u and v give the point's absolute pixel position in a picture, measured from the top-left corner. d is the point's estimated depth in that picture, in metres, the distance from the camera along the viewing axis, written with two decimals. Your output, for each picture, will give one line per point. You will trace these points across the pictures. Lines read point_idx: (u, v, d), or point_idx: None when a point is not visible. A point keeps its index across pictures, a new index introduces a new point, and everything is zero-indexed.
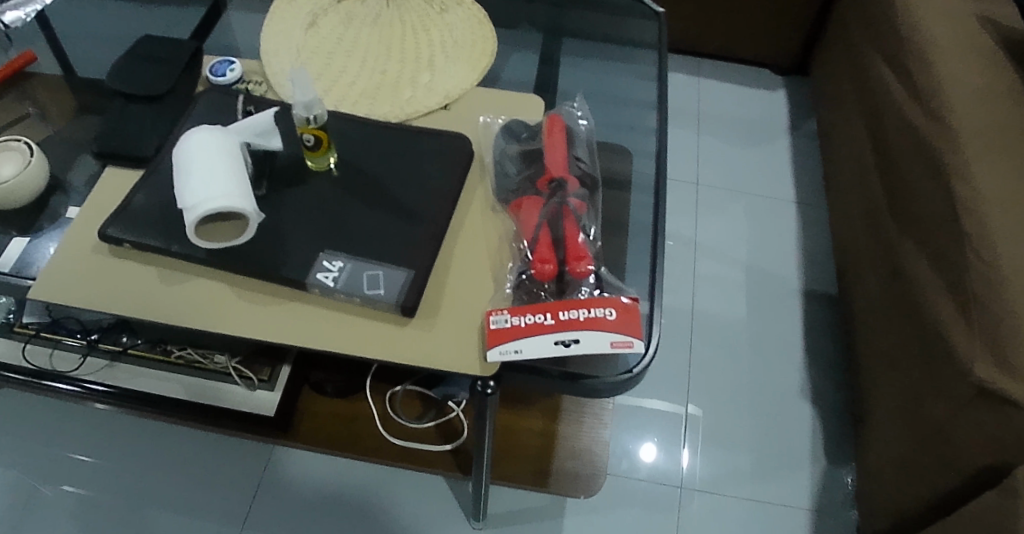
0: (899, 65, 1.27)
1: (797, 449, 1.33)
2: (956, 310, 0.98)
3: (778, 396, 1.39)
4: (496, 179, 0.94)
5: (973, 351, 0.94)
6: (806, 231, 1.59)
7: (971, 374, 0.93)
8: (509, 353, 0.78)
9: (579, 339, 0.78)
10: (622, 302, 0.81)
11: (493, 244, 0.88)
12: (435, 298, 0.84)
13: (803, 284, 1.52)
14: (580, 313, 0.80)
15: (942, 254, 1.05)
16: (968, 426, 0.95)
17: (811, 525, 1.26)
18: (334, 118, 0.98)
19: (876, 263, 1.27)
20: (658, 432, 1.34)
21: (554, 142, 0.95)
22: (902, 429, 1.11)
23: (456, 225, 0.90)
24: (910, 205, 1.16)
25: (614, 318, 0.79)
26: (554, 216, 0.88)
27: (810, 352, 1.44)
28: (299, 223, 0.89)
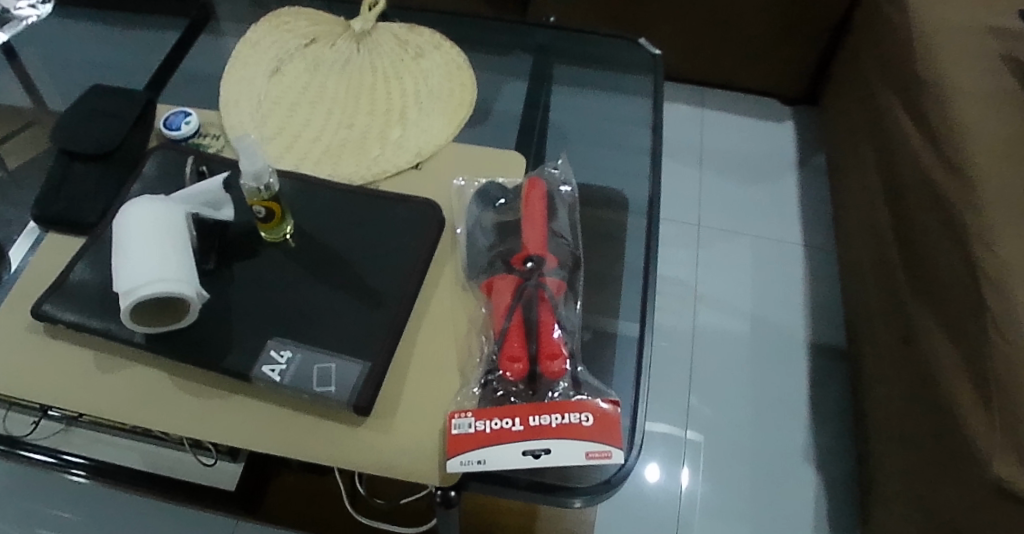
0: (915, 110, 1.18)
1: (801, 518, 1.24)
2: (977, 397, 0.88)
3: (781, 459, 1.30)
4: (468, 254, 0.86)
5: (994, 449, 0.83)
6: (813, 276, 1.50)
7: (993, 476, 0.82)
8: (471, 464, 0.70)
9: (550, 449, 0.70)
10: (600, 405, 0.72)
11: (461, 331, 0.80)
12: (393, 394, 0.76)
13: (809, 335, 1.43)
14: (553, 419, 0.71)
15: (957, 326, 0.95)
16: (984, 530, 0.85)
17: None
18: (295, 182, 0.90)
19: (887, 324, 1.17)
20: (660, 451, 1.30)
21: (530, 211, 0.85)
22: (909, 516, 1.01)
23: (421, 307, 0.82)
24: (924, 266, 1.06)
25: (591, 425, 0.71)
26: (528, 301, 0.78)
27: (817, 410, 1.35)
28: (248, 304, 0.81)
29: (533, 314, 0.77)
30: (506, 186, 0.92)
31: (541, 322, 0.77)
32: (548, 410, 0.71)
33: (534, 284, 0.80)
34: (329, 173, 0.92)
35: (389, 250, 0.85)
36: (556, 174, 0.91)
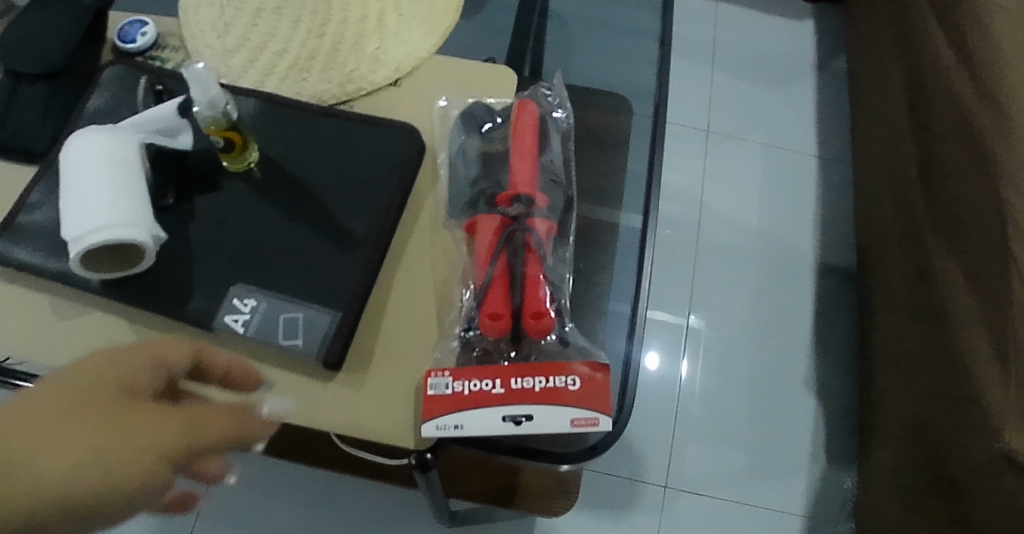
0: (950, 18, 1.06)
1: (796, 445, 1.23)
2: (992, 353, 0.84)
3: (780, 385, 1.27)
4: (449, 186, 0.79)
5: (1006, 413, 0.80)
6: (825, 191, 1.41)
7: (1001, 441, 0.79)
8: (448, 429, 0.65)
9: (532, 415, 0.65)
10: (588, 368, 0.67)
11: (439, 277, 0.74)
12: (366, 345, 0.71)
13: (817, 255, 1.36)
14: (536, 382, 0.66)
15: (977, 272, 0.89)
16: (984, 490, 0.82)
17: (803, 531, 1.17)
18: (260, 103, 0.81)
19: (903, 254, 1.11)
20: (660, 338, 1.30)
21: (523, 143, 0.74)
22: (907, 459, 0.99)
23: (396, 248, 0.76)
24: (947, 201, 0.98)
25: (577, 389, 0.66)
26: (513, 251, 0.70)
27: (819, 333, 1.31)
28: (211, 244, 0.74)
29: (518, 266, 0.69)
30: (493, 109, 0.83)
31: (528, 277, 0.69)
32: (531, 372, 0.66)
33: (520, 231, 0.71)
34: (297, 91, 0.83)
35: (363, 183, 0.77)
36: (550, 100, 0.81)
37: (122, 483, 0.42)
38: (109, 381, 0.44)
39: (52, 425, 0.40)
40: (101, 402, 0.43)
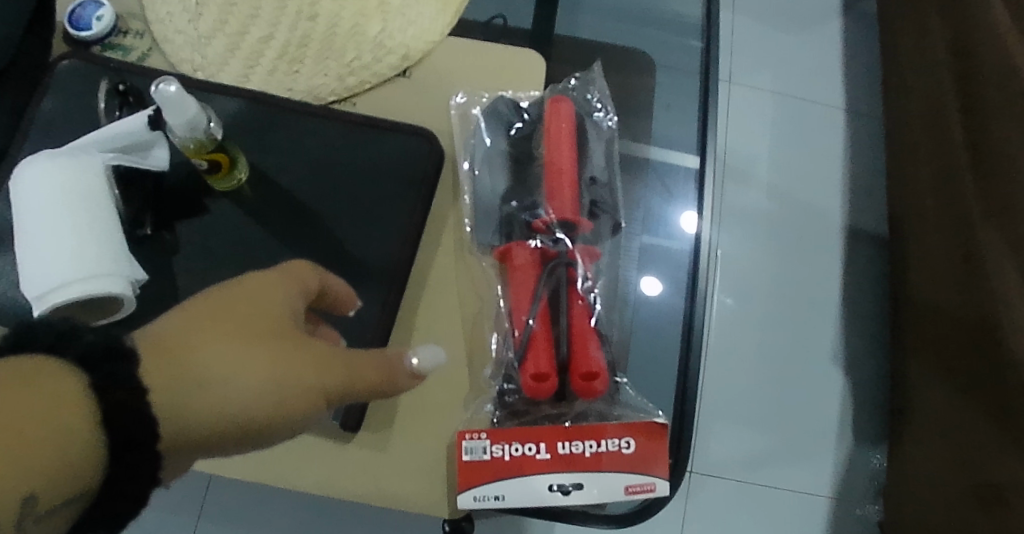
0: None
1: (824, 423, 1.18)
2: None
3: (807, 359, 1.21)
4: (474, 204, 0.68)
5: None
6: (853, 148, 1.32)
7: None
8: (487, 500, 0.58)
9: (582, 484, 0.58)
10: (645, 426, 0.59)
11: (467, 320, 0.65)
12: (389, 397, 0.62)
13: (844, 218, 1.28)
14: (587, 446, 0.58)
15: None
16: None
17: (831, 511, 1.14)
18: (247, 104, 0.69)
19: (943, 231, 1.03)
20: None
21: (558, 153, 0.64)
22: (946, 459, 0.96)
23: (415, 284, 0.67)
24: (1005, 191, 0.90)
25: (633, 452, 0.58)
26: (555, 288, 0.61)
27: (847, 303, 1.24)
28: (205, 281, 0.64)
29: (562, 306, 0.61)
30: (521, 105, 0.71)
31: (575, 319, 0.60)
32: (581, 435, 0.58)
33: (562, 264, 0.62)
34: (290, 88, 0.71)
35: (376, 207, 0.68)
36: (591, 97, 0.71)
37: (284, 414, 0.43)
38: (269, 309, 0.45)
39: (236, 347, 0.42)
40: (265, 335, 0.44)
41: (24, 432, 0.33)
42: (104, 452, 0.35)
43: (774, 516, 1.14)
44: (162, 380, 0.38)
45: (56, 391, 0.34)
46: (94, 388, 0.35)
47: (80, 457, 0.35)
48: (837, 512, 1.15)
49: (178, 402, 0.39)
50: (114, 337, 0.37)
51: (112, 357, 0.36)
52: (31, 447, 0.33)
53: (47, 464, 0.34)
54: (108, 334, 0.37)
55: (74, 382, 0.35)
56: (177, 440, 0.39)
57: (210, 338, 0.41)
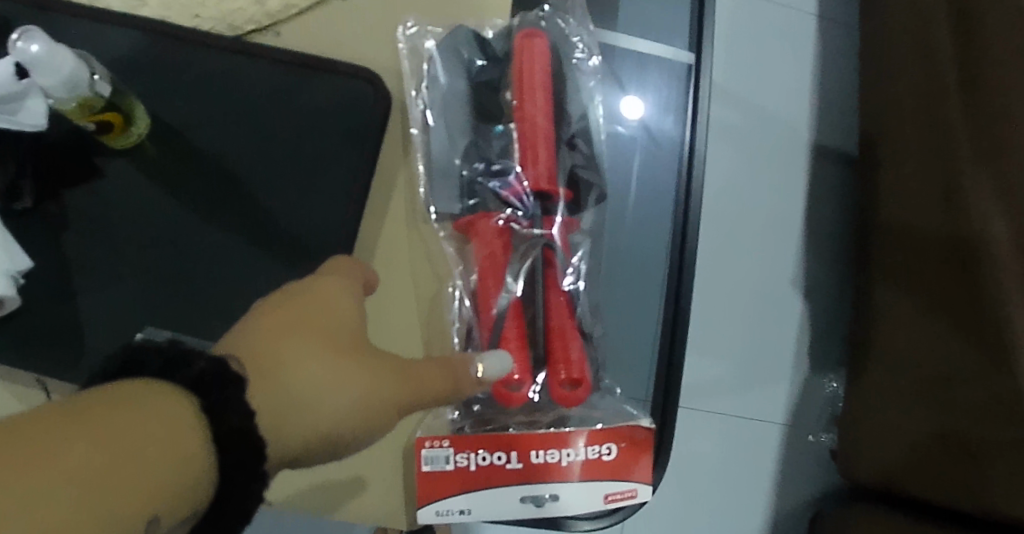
0: None
1: (782, 351, 1.13)
2: None
3: (768, 284, 1.14)
4: (430, 164, 0.58)
5: None
6: (829, 54, 1.20)
7: None
8: (451, 513, 0.53)
9: (557, 495, 0.53)
10: (629, 431, 0.53)
11: (423, 305, 0.58)
12: None
13: (814, 135, 1.18)
14: (564, 455, 0.52)
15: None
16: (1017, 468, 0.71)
17: (784, 440, 1.12)
18: (146, 40, 0.56)
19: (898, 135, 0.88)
20: None
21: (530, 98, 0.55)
22: (897, 397, 0.84)
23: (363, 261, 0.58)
24: (979, 104, 0.77)
25: (615, 459, 0.53)
26: (528, 273, 0.54)
27: (813, 227, 1.16)
28: (100, 260, 0.54)
29: (538, 294, 0.54)
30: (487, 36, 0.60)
31: (553, 312, 0.54)
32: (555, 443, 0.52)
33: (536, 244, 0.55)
34: (197, 14, 0.58)
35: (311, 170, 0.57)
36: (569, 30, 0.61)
37: (373, 426, 0.43)
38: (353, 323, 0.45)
39: (329, 356, 0.42)
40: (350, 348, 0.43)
41: (140, 458, 0.32)
42: (218, 468, 0.35)
43: (729, 438, 1.12)
44: (264, 392, 0.39)
45: (168, 415, 0.34)
46: (205, 407, 0.35)
47: (196, 479, 0.34)
48: (791, 439, 1.12)
49: (279, 416, 0.39)
50: (221, 359, 0.37)
51: (219, 377, 0.36)
52: (150, 472, 0.32)
53: (164, 488, 0.33)
54: (215, 358, 0.38)
55: (188, 406, 0.35)
56: (280, 455, 0.39)
57: (304, 347, 0.41)
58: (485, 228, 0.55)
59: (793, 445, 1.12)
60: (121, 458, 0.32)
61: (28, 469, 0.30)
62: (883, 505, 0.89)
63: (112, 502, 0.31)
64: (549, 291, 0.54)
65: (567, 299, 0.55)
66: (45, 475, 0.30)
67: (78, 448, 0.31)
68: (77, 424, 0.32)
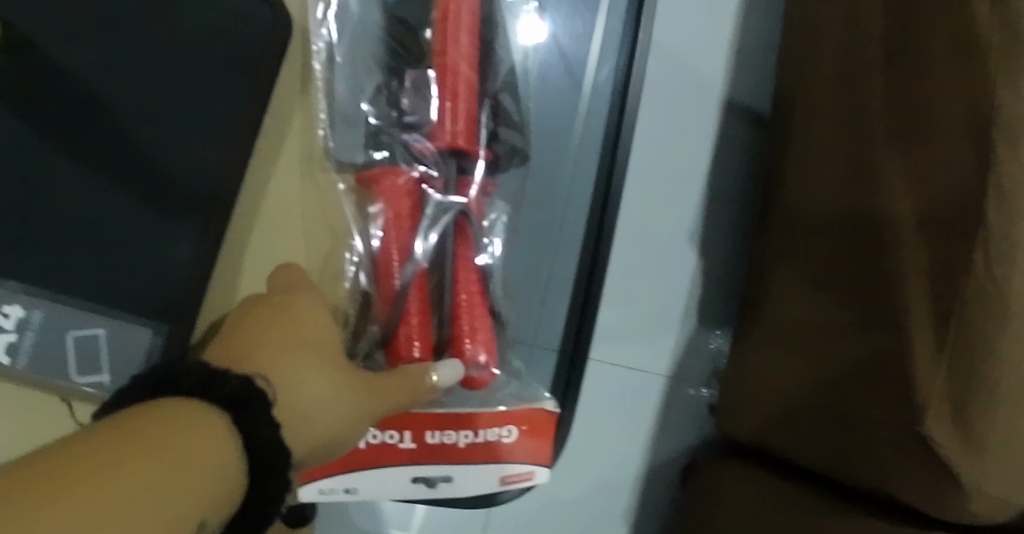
0: None
1: (671, 301, 1.12)
2: (931, 293, 0.67)
3: (665, 233, 1.12)
4: (342, 100, 0.65)
5: (932, 378, 0.65)
6: (749, 6, 1.17)
7: (918, 414, 0.65)
8: (337, 491, 0.60)
9: (450, 476, 0.62)
10: (527, 415, 0.64)
11: (316, 259, 0.64)
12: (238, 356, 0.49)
13: (725, 87, 1.16)
14: (462, 437, 0.62)
15: (937, 197, 0.68)
16: (877, 440, 0.70)
17: (665, 390, 1.11)
18: None
19: (821, 98, 0.86)
20: None
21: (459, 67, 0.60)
22: (778, 368, 0.84)
23: (257, 182, 0.63)
24: (901, 69, 0.74)
25: (511, 441, 0.63)
26: (436, 245, 0.62)
27: (714, 181, 1.15)
28: None
29: (446, 266, 0.61)
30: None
31: (460, 285, 0.61)
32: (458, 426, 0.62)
33: (449, 225, 0.62)
34: None
35: (212, 88, 0.60)
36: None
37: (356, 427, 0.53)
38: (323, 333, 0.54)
39: (326, 379, 0.51)
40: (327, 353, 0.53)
41: (192, 473, 0.40)
42: (244, 475, 0.43)
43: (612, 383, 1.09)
44: (285, 408, 0.49)
45: (204, 434, 0.41)
46: (235, 427, 0.43)
47: (230, 479, 0.42)
48: (672, 389, 1.12)
49: (297, 422, 0.49)
50: (248, 378, 0.46)
51: (243, 399, 0.44)
52: (201, 488, 0.40)
53: (206, 492, 0.40)
54: (243, 377, 0.46)
55: (221, 425, 0.43)
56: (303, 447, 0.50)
57: (303, 367, 0.50)
58: (395, 190, 0.61)
59: (674, 396, 1.12)
60: (177, 472, 0.39)
61: (119, 484, 0.36)
62: (756, 461, 0.91)
63: (176, 504, 0.38)
64: (456, 266, 0.62)
65: (476, 272, 0.63)
66: (131, 488, 0.37)
67: (147, 472, 0.38)
68: (132, 451, 0.38)
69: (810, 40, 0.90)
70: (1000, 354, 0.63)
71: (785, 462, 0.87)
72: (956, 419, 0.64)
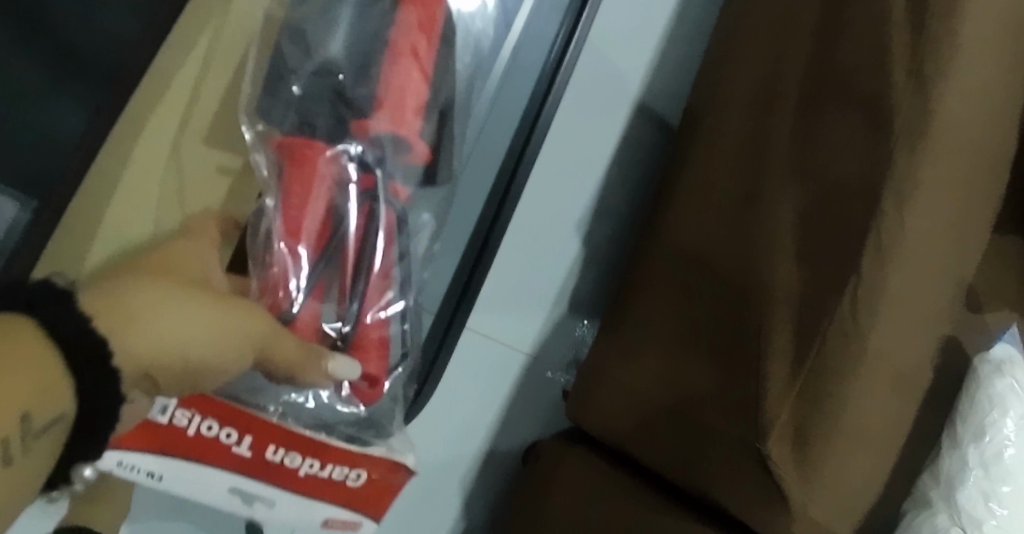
0: None
1: (547, 286, 1.13)
2: (794, 325, 0.70)
3: (556, 219, 1.13)
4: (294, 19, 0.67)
5: (779, 402, 0.68)
6: (676, 21, 1.19)
7: (760, 433, 0.68)
8: (145, 474, 0.57)
9: (275, 500, 0.61)
10: (380, 467, 0.63)
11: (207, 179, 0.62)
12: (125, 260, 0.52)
13: (640, 92, 1.17)
14: (304, 466, 0.60)
15: (820, 237, 0.72)
16: (719, 454, 0.73)
17: (524, 370, 1.12)
18: None
19: (730, 125, 0.89)
20: None
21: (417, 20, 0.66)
22: (639, 370, 0.87)
23: (167, 60, 0.64)
24: (811, 116, 0.78)
25: (354, 487, 0.63)
26: (349, 244, 0.63)
27: (610, 179, 1.17)
28: None
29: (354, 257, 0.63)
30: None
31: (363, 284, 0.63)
32: (307, 458, 0.60)
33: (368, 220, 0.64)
34: None
35: None
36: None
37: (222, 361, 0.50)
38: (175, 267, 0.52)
39: (178, 297, 0.48)
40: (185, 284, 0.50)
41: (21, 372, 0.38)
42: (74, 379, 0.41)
43: (477, 355, 1.08)
44: (137, 333, 0.44)
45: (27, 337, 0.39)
46: (69, 363, 0.40)
47: (62, 382, 0.40)
48: (531, 369, 1.13)
49: (133, 329, 0.44)
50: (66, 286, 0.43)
51: (62, 296, 0.42)
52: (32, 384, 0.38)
53: (37, 386, 0.38)
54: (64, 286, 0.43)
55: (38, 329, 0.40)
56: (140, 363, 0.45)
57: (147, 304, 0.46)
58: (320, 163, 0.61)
59: (529, 377, 1.13)
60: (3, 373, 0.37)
61: None
62: (595, 450, 0.93)
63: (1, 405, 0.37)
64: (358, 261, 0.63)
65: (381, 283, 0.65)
66: None
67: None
68: None
69: (731, 68, 0.93)
70: (844, 394, 0.68)
71: (625, 457, 0.90)
72: (793, 445, 0.68)
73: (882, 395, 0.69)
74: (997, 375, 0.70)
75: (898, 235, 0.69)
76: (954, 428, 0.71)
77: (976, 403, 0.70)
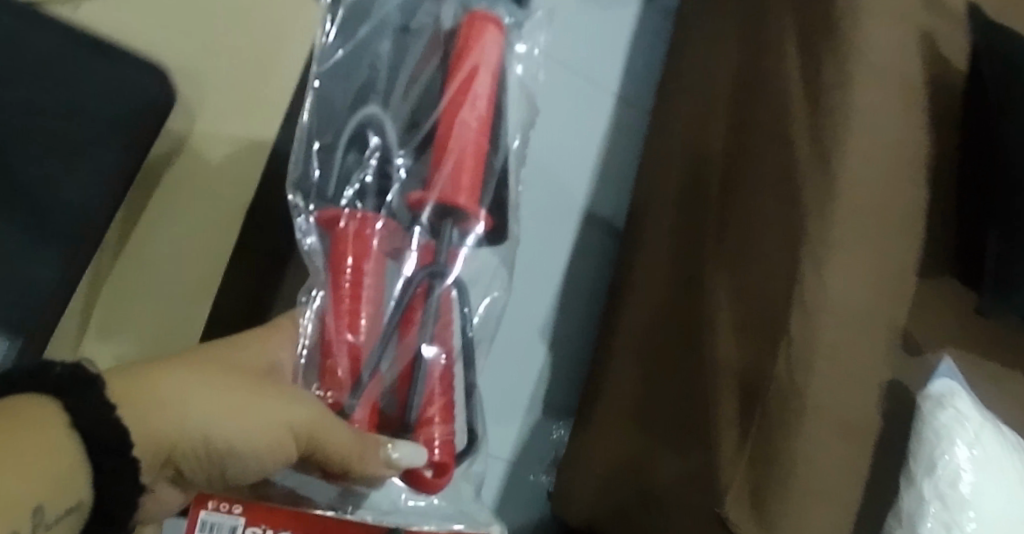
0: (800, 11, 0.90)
1: (519, 393, 1.16)
2: (741, 394, 0.74)
3: (520, 326, 1.17)
4: None
5: (736, 468, 0.71)
6: (613, 138, 1.28)
7: (722, 501, 0.70)
8: None
9: None
10: None
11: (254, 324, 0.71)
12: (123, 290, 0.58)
13: (587, 202, 1.25)
14: None
15: (754, 310, 0.77)
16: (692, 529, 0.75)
17: (505, 478, 1.13)
18: None
19: (666, 221, 0.95)
20: None
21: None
22: (612, 458, 0.89)
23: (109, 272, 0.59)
24: (735, 205, 0.84)
25: None
26: None
27: (569, 284, 1.22)
28: None
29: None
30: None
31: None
32: None
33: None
34: None
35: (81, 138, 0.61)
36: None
37: (257, 447, 0.46)
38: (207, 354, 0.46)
39: (184, 380, 0.42)
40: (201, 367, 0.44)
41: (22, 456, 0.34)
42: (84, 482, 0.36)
43: None
44: (133, 410, 0.40)
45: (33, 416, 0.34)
46: (82, 437, 0.36)
47: (65, 469, 0.35)
48: (512, 476, 1.14)
49: (131, 395, 0.40)
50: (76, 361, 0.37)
51: (80, 378, 0.36)
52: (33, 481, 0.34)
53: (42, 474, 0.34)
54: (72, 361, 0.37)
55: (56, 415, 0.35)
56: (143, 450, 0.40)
57: (177, 370, 0.42)
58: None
59: (511, 485, 1.14)
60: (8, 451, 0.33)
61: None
62: None
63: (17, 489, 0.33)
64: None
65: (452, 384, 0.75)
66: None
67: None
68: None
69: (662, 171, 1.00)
70: (795, 456, 0.70)
71: None
72: (755, 509, 0.70)
73: (831, 450, 0.72)
74: (939, 409, 0.73)
75: (824, 302, 0.74)
76: (908, 465, 0.74)
77: (923, 441, 0.73)
